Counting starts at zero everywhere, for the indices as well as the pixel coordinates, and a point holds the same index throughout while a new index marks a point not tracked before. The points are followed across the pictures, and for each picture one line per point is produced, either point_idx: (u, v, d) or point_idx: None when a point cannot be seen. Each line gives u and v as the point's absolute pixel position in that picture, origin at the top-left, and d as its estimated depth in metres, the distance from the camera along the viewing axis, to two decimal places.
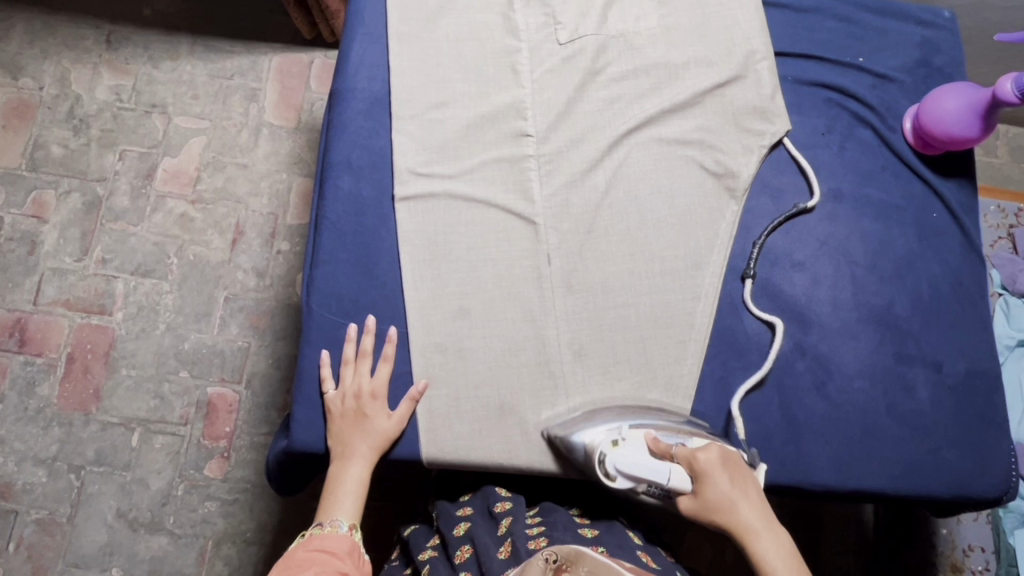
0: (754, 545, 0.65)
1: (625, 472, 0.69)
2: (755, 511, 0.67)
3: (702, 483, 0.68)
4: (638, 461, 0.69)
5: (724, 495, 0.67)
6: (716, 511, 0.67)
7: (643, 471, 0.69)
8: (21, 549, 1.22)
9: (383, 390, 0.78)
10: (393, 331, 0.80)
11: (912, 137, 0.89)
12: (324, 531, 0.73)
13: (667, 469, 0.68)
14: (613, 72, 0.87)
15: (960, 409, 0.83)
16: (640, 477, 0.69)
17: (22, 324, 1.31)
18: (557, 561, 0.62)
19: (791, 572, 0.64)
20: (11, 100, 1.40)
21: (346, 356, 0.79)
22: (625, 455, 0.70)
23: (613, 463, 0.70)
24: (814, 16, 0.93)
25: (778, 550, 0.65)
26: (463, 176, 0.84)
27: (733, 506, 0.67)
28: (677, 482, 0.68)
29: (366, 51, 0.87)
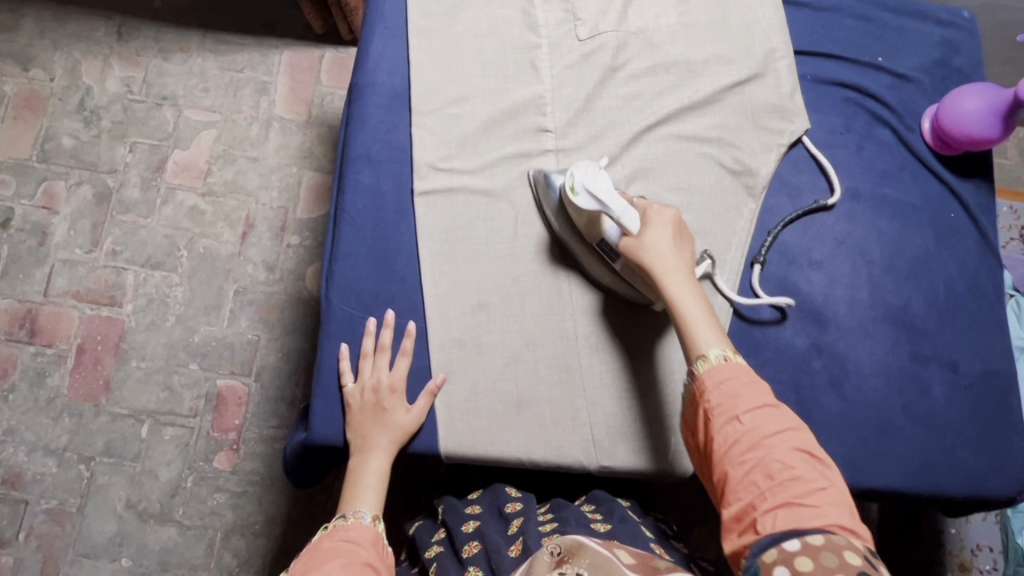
0: (672, 283, 0.73)
1: (592, 190, 0.74)
2: (684, 259, 0.75)
3: (646, 224, 0.76)
4: (604, 186, 0.75)
5: (662, 240, 0.75)
6: (648, 249, 0.74)
7: (607, 199, 0.74)
8: (31, 539, 1.23)
9: (402, 384, 0.78)
10: (412, 326, 0.80)
11: (931, 137, 0.90)
12: (348, 522, 0.72)
13: (624, 208, 0.75)
14: (632, 69, 0.88)
15: (975, 409, 0.84)
16: (603, 202, 0.74)
17: (33, 315, 1.31)
18: (560, 554, 0.68)
19: (703, 315, 0.72)
20: (22, 91, 1.40)
21: (365, 350, 0.80)
22: (596, 175, 0.74)
23: (581, 181, 0.75)
24: (833, 14, 0.93)
25: (694, 293, 0.74)
26: (482, 172, 0.84)
27: (666, 248, 0.74)
28: (628, 219, 0.75)
29: (386, 45, 0.87)
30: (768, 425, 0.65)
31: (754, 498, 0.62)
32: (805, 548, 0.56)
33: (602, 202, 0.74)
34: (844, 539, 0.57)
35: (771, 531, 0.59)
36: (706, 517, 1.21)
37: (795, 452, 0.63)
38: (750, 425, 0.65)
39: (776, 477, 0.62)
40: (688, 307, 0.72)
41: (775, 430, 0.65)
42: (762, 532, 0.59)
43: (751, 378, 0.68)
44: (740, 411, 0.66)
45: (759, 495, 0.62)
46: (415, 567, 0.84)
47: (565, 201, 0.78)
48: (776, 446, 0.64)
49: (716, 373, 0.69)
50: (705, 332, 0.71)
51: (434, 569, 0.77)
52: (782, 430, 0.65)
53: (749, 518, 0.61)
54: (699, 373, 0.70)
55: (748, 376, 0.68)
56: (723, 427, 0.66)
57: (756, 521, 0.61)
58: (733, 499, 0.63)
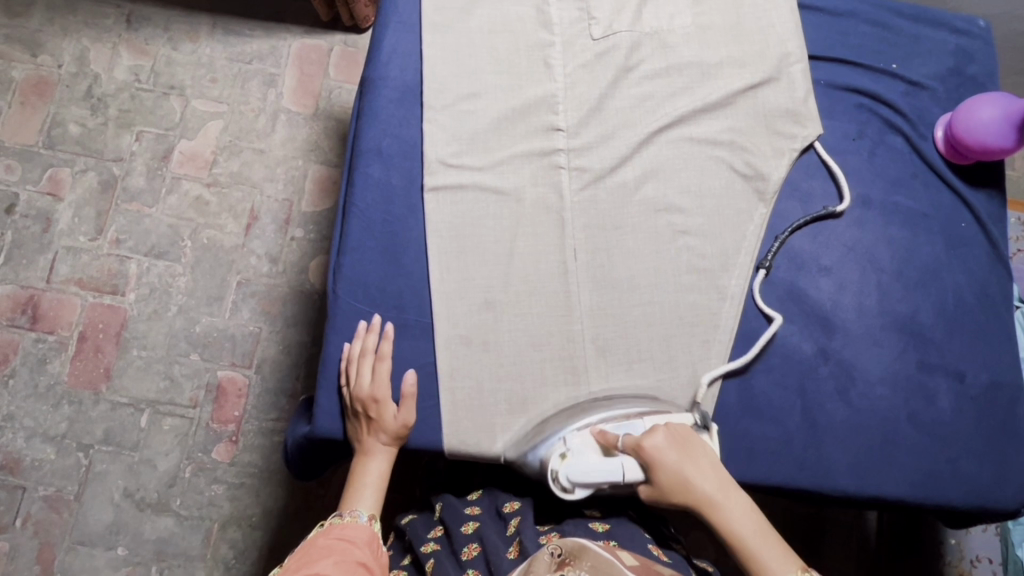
0: (719, 515, 0.71)
1: (580, 481, 0.72)
2: (710, 482, 0.72)
3: (653, 470, 0.72)
4: (587, 466, 0.72)
5: (682, 477, 0.71)
6: (674, 496, 0.72)
7: (600, 475, 0.72)
8: (28, 525, 1.23)
9: (384, 392, 0.77)
10: (387, 328, 0.80)
11: (943, 145, 0.89)
12: (344, 521, 0.72)
13: (617, 464, 0.72)
14: (646, 69, 0.87)
15: (981, 419, 0.83)
16: (596, 482, 0.72)
17: (35, 301, 1.31)
18: (561, 555, 0.68)
19: (755, 534, 0.71)
20: (30, 77, 1.40)
21: (353, 354, 0.79)
22: (577, 466, 0.72)
23: (566, 475, 0.73)
24: (848, 20, 0.93)
25: (738, 514, 0.71)
26: (492, 168, 0.84)
27: (691, 485, 0.71)
28: (632, 475, 0.72)
29: (399, 40, 0.87)
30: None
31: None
32: None
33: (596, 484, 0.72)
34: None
35: None
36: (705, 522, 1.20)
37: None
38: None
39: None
40: (742, 531, 0.71)
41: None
42: None
43: None
44: None
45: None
46: (406, 558, 0.83)
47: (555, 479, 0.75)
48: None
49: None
50: (771, 554, 0.70)
51: (432, 568, 0.76)
52: None
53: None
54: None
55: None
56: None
57: None
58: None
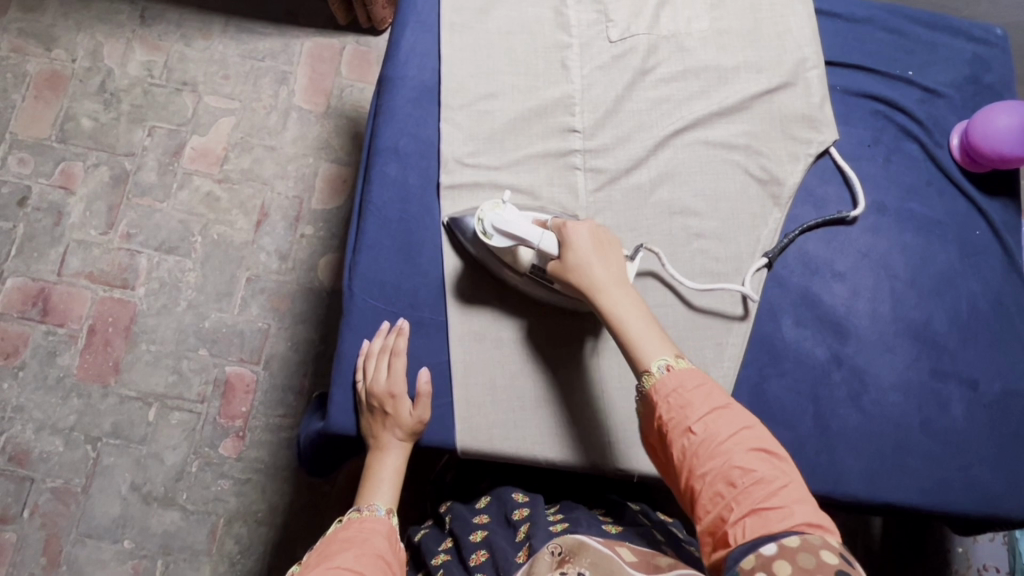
0: (609, 299, 0.72)
1: (501, 229, 0.74)
2: (608, 272, 0.73)
3: (565, 247, 0.74)
4: (510, 220, 0.74)
5: (582, 262, 0.73)
6: (573, 273, 0.73)
7: (520, 231, 0.74)
8: (35, 516, 1.23)
9: (401, 386, 0.77)
10: (403, 323, 0.80)
11: (959, 153, 0.89)
12: (362, 515, 0.72)
13: (538, 234, 0.74)
14: (662, 73, 0.87)
15: (994, 428, 0.83)
16: (515, 235, 0.74)
17: (46, 294, 1.32)
18: (561, 554, 0.69)
19: (639, 325, 0.71)
20: (44, 71, 1.41)
21: (371, 349, 0.80)
22: (504, 215, 0.74)
23: (490, 222, 0.75)
24: (864, 27, 0.93)
25: (626, 305, 0.72)
26: (509, 168, 0.84)
27: (590, 268, 0.73)
28: (547, 243, 0.74)
29: (418, 40, 0.88)
30: (721, 426, 0.63)
31: (734, 499, 0.59)
32: (782, 551, 0.53)
33: (514, 236, 0.74)
34: (817, 539, 0.54)
35: (743, 541, 0.56)
36: None
37: (750, 451, 0.61)
38: (709, 429, 0.63)
39: (739, 484, 0.59)
40: (627, 320, 0.71)
41: (730, 432, 0.62)
42: (735, 543, 0.56)
43: (699, 384, 0.65)
44: (693, 419, 0.63)
45: (724, 507, 0.59)
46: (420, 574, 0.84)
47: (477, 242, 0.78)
48: (734, 449, 0.61)
49: (665, 385, 0.66)
50: (647, 344, 0.70)
51: None
52: (738, 432, 0.62)
53: (721, 530, 0.59)
54: (651, 384, 0.67)
55: (695, 378, 0.66)
56: (679, 443, 0.64)
57: (728, 534, 0.58)
58: (707, 511, 0.60)
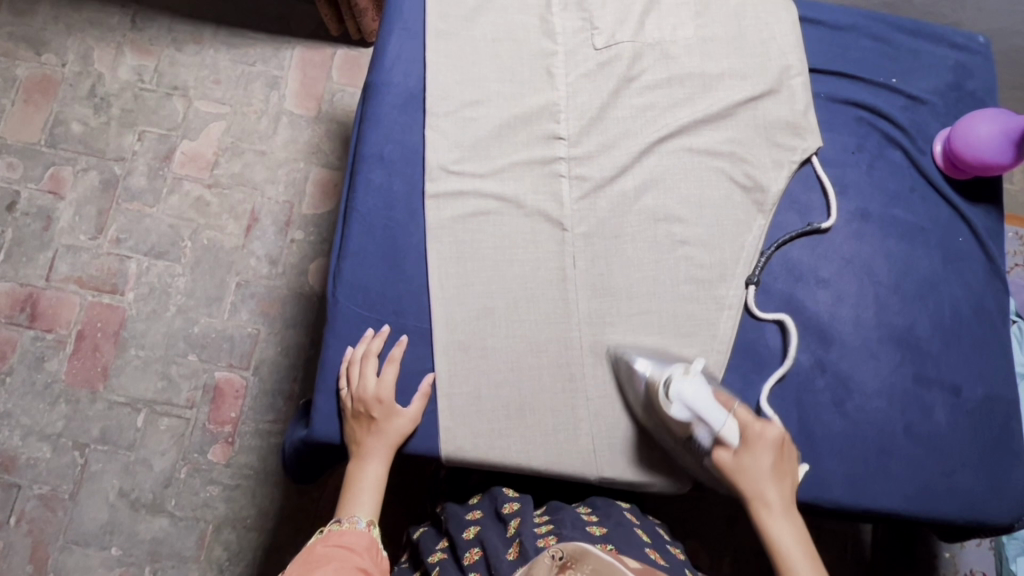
0: (772, 520, 0.70)
1: (686, 403, 0.72)
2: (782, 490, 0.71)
3: (749, 445, 0.71)
4: (700, 394, 0.72)
5: (763, 466, 0.71)
6: (750, 475, 0.71)
7: (706, 410, 0.72)
8: (22, 523, 1.23)
9: (387, 394, 0.77)
10: (385, 328, 0.81)
11: (942, 160, 0.90)
12: (342, 528, 0.72)
13: (721, 419, 0.71)
14: (647, 80, 0.88)
15: (976, 434, 0.83)
16: (699, 413, 0.72)
17: (34, 299, 1.31)
18: (563, 559, 0.66)
19: (801, 559, 0.68)
20: (34, 75, 1.41)
21: (354, 356, 0.80)
22: (694, 388, 0.72)
23: (678, 389, 0.72)
24: (848, 34, 0.93)
25: (790, 532, 0.69)
26: (493, 175, 0.84)
27: (768, 484, 0.71)
28: (728, 431, 0.71)
29: (402, 46, 0.88)
30: None
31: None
32: None
33: (697, 414, 0.72)
34: None
35: None
36: (699, 528, 1.20)
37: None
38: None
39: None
40: (785, 549, 0.68)
41: None
42: None
43: None
44: None
45: None
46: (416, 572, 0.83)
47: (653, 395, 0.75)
48: None
49: None
50: None
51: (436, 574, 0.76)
52: None
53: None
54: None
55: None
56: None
57: None
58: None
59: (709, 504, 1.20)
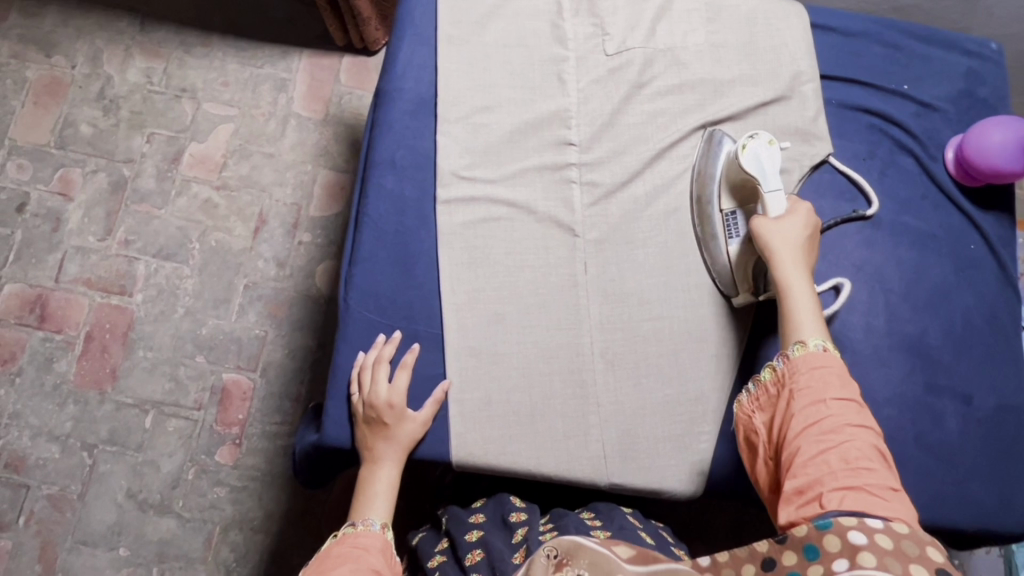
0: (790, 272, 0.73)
1: (753, 161, 0.77)
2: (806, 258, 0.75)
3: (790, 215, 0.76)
4: (769, 163, 0.78)
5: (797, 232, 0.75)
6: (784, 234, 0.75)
7: (766, 175, 0.77)
8: (31, 523, 1.23)
9: (401, 399, 0.78)
10: (396, 334, 0.81)
11: (953, 167, 0.89)
12: (357, 530, 0.72)
13: (778, 186, 0.77)
14: (658, 86, 0.88)
15: (988, 443, 0.83)
16: (760, 175, 0.77)
17: (43, 301, 1.32)
18: (558, 556, 0.64)
19: (806, 310, 0.72)
20: (44, 77, 1.41)
21: (365, 362, 0.80)
22: (764, 157, 0.78)
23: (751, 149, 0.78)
24: (860, 41, 0.93)
25: (803, 286, 0.73)
26: (504, 181, 0.84)
27: (802, 245, 0.75)
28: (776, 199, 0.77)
29: (414, 52, 0.88)
30: (849, 414, 0.64)
31: (821, 475, 0.61)
32: (862, 525, 0.54)
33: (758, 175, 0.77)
34: (905, 527, 0.55)
35: (837, 506, 0.58)
36: (703, 532, 1.20)
37: (828, 433, 0.63)
38: (821, 409, 0.64)
39: (849, 462, 0.61)
40: (793, 294, 0.73)
41: (853, 423, 0.63)
42: (827, 507, 0.58)
43: (846, 376, 0.66)
44: (828, 397, 0.65)
45: (826, 474, 0.60)
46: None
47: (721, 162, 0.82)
48: (853, 437, 0.62)
49: (810, 362, 0.67)
50: (808, 327, 0.70)
51: None
52: (863, 427, 0.63)
53: (814, 492, 0.60)
54: (782, 368, 0.69)
55: (841, 373, 0.66)
56: (804, 408, 0.65)
57: (822, 496, 0.59)
58: (797, 473, 0.62)
59: (714, 508, 1.20)
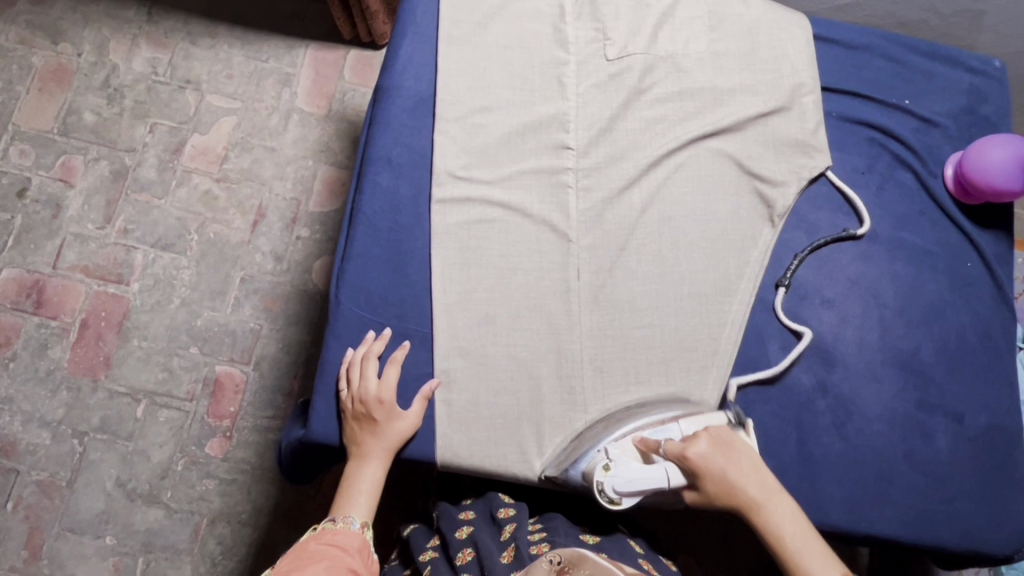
0: (758, 514, 0.68)
1: (626, 491, 0.71)
2: (752, 483, 0.69)
3: (696, 475, 0.70)
4: (635, 476, 0.71)
5: (720, 481, 0.69)
6: (718, 496, 0.69)
7: (644, 485, 0.71)
8: (19, 509, 1.23)
9: (390, 396, 0.77)
10: (387, 331, 0.80)
11: (953, 184, 0.89)
12: (336, 527, 0.72)
13: (662, 474, 0.71)
14: (658, 93, 0.87)
15: (979, 462, 0.83)
16: (643, 491, 0.71)
17: (40, 286, 1.32)
18: (561, 564, 0.67)
19: (801, 541, 0.66)
20: (50, 64, 1.42)
21: (356, 357, 0.79)
22: (622, 475, 0.71)
23: (612, 485, 0.71)
24: (863, 54, 0.93)
25: (779, 517, 0.68)
26: (500, 183, 0.84)
27: (733, 485, 0.69)
28: (674, 480, 0.70)
29: (415, 51, 0.88)
30: None
31: None
32: None
33: (642, 492, 0.71)
34: None
35: None
36: (692, 544, 1.19)
37: None
38: None
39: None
40: (780, 529, 0.67)
41: None
42: None
43: None
44: None
45: None
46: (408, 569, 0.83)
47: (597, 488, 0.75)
48: None
49: None
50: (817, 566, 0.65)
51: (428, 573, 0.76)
52: None
53: None
54: None
55: None
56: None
57: None
58: None
59: (703, 521, 1.19)
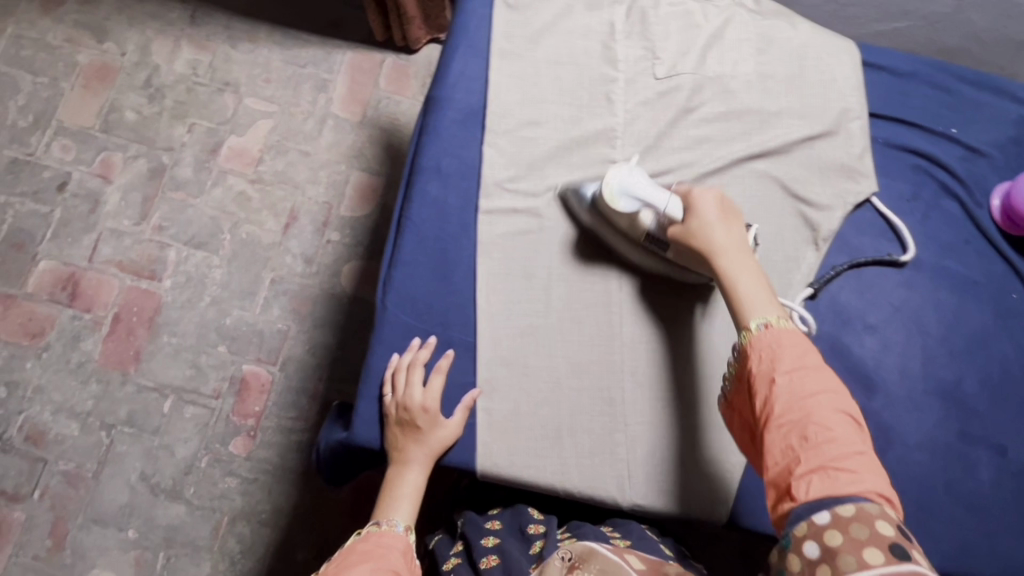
0: (723, 259, 0.73)
1: (627, 189, 0.78)
2: (729, 236, 0.74)
3: (690, 210, 0.76)
4: (643, 184, 0.78)
5: (705, 221, 0.74)
6: (695, 234, 0.74)
7: (647, 195, 0.77)
8: (45, 498, 1.25)
9: (435, 405, 0.78)
10: (433, 338, 0.81)
11: (998, 215, 0.89)
12: (381, 529, 0.73)
13: (666, 198, 0.77)
14: (705, 112, 0.88)
15: (1021, 496, 0.81)
16: (642, 199, 0.77)
17: (75, 279, 1.34)
18: (572, 559, 0.73)
19: (753, 293, 0.70)
20: (94, 63, 1.45)
21: (402, 363, 0.80)
22: (627, 179, 0.78)
23: (616, 184, 0.78)
24: (909, 81, 0.94)
25: (742, 268, 0.72)
26: (547, 197, 0.85)
27: (715, 228, 0.74)
28: (671, 208, 0.77)
29: (467, 63, 0.89)
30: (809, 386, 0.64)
31: (790, 462, 0.61)
32: (834, 520, 0.57)
33: (642, 200, 0.78)
34: (877, 508, 0.57)
35: (807, 499, 0.59)
36: (710, 561, 1.18)
37: (787, 416, 0.63)
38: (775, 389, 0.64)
39: (811, 438, 0.61)
40: (736, 281, 0.71)
41: (814, 392, 0.63)
42: (798, 499, 0.59)
43: (796, 341, 0.66)
44: (782, 372, 0.65)
45: (793, 462, 0.61)
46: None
47: (600, 206, 0.81)
48: (818, 409, 0.62)
49: (759, 341, 0.67)
50: (758, 309, 0.69)
51: None
52: (823, 393, 0.63)
53: (786, 483, 0.61)
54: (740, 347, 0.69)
55: (794, 340, 0.66)
56: (763, 388, 0.65)
57: (792, 488, 0.60)
58: (769, 465, 0.62)
59: (722, 539, 1.18)
